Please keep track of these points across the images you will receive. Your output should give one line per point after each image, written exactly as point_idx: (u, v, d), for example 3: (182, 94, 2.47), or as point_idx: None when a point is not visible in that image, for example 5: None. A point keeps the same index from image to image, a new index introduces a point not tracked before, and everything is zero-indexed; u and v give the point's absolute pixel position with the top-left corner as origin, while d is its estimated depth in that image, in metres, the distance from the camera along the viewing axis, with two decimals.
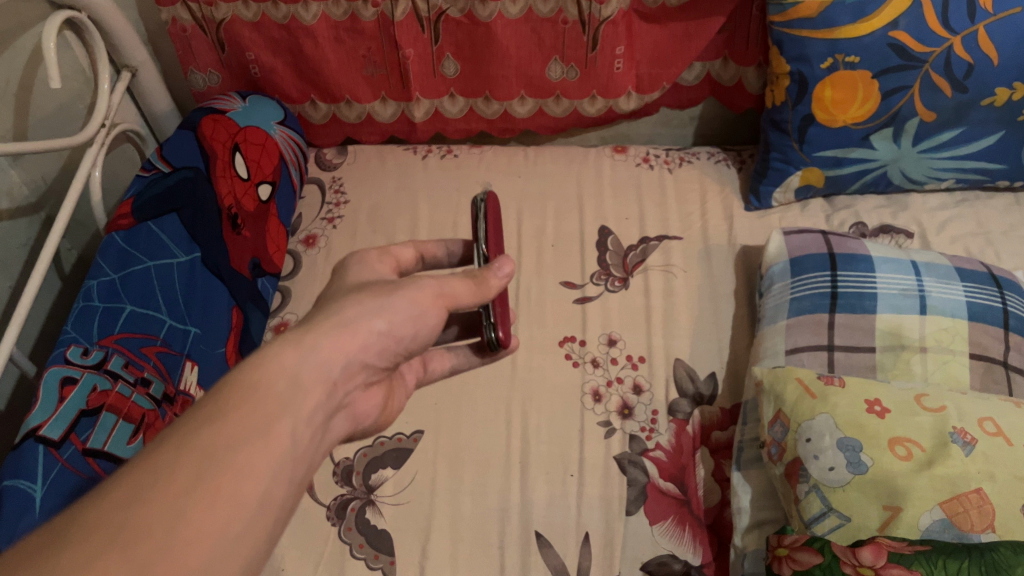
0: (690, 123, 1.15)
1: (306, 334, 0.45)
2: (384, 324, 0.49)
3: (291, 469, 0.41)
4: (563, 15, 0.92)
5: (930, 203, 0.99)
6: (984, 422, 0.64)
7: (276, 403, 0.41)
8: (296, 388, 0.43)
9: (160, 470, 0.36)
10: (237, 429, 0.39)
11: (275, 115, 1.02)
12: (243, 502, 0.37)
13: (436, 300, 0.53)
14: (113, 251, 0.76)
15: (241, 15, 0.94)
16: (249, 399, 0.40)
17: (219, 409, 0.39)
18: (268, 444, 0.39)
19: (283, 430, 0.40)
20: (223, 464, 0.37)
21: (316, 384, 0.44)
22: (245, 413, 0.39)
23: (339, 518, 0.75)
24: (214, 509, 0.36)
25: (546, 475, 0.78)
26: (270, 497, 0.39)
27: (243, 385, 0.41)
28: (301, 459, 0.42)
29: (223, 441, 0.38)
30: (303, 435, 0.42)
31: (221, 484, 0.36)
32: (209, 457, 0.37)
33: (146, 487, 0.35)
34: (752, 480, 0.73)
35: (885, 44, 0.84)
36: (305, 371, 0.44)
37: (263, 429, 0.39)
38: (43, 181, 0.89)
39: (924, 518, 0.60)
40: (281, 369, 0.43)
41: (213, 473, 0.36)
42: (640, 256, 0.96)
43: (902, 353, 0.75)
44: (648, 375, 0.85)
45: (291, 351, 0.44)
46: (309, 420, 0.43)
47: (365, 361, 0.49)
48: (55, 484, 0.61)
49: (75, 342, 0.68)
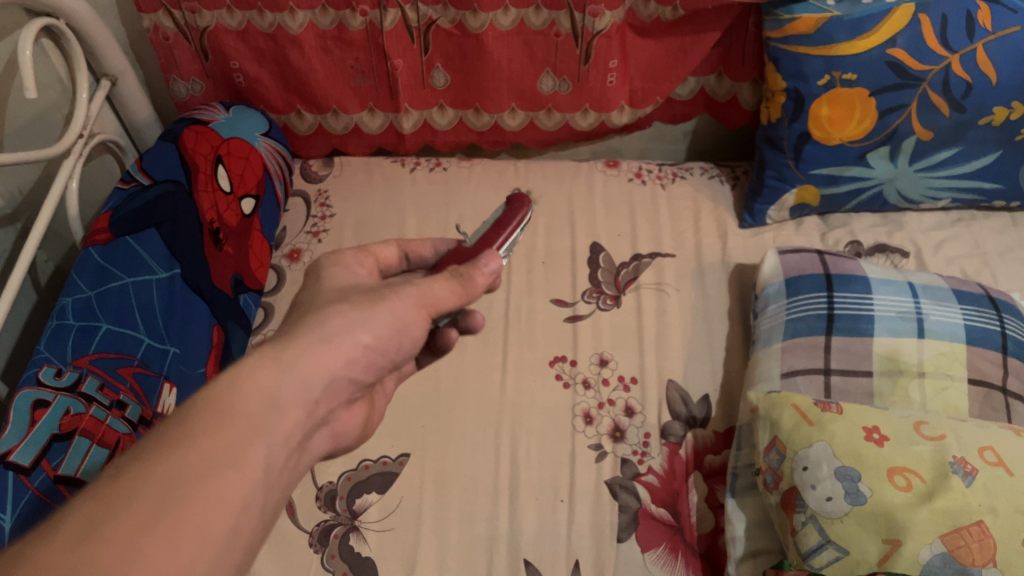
0: (683, 138, 1.14)
1: (288, 346, 0.43)
2: (370, 337, 0.47)
3: (261, 501, 0.37)
4: (555, 28, 0.91)
5: (926, 222, 0.98)
6: (984, 452, 0.62)
7: (249, 425, 0.38)
8: (274, 408, 0.40)
9: (118, 502, 0.32)
10: (206, 455, 0.35)
11: (259, 127, 0.99)
12: (209, 537, 0.33)
13: (419, 310, 0.50)
14: (89, 268, 0.74)
15: (226, 22, 0.91)
16: (226, 420, 0.37)
17: (187, 432, 0.36)
18: (241, 472, 0.36)
19: (258, 456, 0.37)
20: (190, 496, 0.34)
21: (295, 402, 0.41)
22: (216, 439, 0.36)
23: (322, 545, 0.72)
24: (178, 547, 0.32)
25: (536, 500, 0.75)
26: (239, 530, 0.35)
27: (214, 400, 0.38)
28: (275, 490, 0.39)
29: (191, 469, 0.34)
30: (280, 467, 0.39)
31: (186, 516, 0.33)
32: (173, 486, 0.33)
33: (98, 522, 0.31)
34: (746, 508, 0.71)
35: (882, 62, 0.83)
36: (284, 390, 0.41)
37: (235, 457, 0.36)
38: (19, 191, 0.85)
39: (925, 552, 0.58)
40: (257, 389, 0.39)
41: (176, 506, 0.33)
42: (632, 274, 0.95)
43: (900, 379, 0.74)
44: (640, 398, 0.83)
45: (269, 368, 0.41)
46: (286, 440, 0.40)
47: (352, 378, 0.47)
48: (25, 514, 0.58)
49: (47, 362, 0.66)
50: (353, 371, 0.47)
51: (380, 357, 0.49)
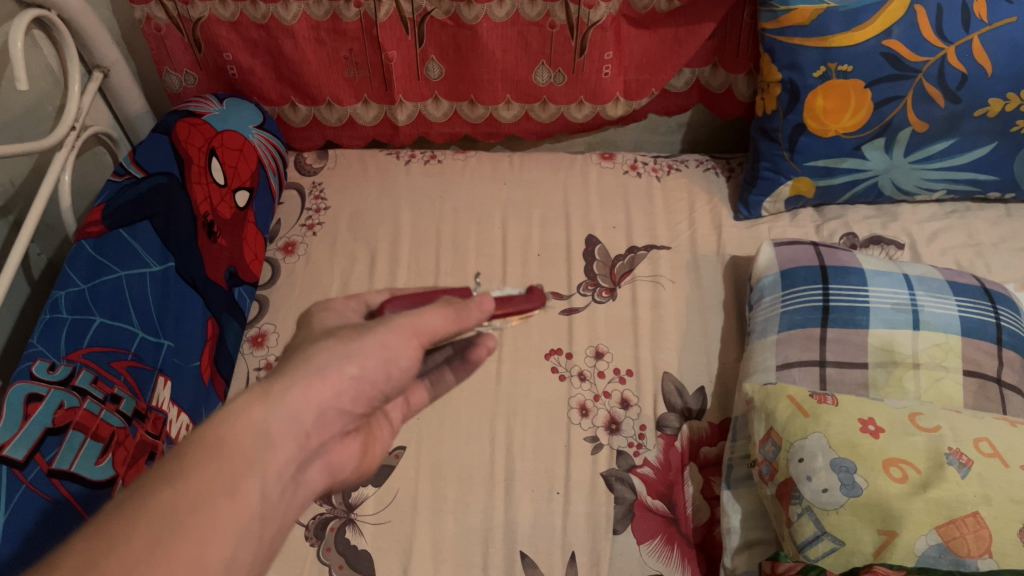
0: (678, 130, 1.14)
1: (277, 381, 0.41)
2: (357, 368, 0.44)
3: (257, 533, 0.37)
4: (550, 19, 0.90)
5: (920, 214, 0.98)
6: (979, 442, 0.62)
7: (242, 458, 0.37)
8: (265, 441, 0.38)
9: (116, 536, 0.32)
10: (200, 488, 0.35)
11: (253, 119, 0.98)
12: (206, 569, 0.33)
13: (409, 340, 0.46)
14: (82, 261, 0.73)
15: (219, 14, 0.90)
16: (218, 454, 0.36)
17: (180, 467, 0.35)
18: (235, 504, 0.36)
19: (251, 487, 0.37)
20: (185, 529, 0.33)
21: (286, 436, 0.40)
22: (209, 473, 0.35)
23: (318, 538, 0.72)
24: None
25: (531, 492, 0.75)
26: (236, 560, 0.35)
27: (206, 440, 0.37)
28: (272, 516, 0.38)
29: (185, 503, 0.34)
30: (273, 492, 0.38)
31: (182, 551, 0.33)
32: (168, 521, 0.33)
33: (98, 557, 0.31)
34: (742, 500, 0.71)
35: (878, 53, 0.83)
36: (274, 422, 0.39)
37: (229, 488, 0.36)
38: (11, 185, 0.84)
39: (920, 543, 0.58)
40: (248, 423, 0.38)
41: (172, 540, 0.33)
42: (627, 266, 0.94)
43: (895, 370, 0.74)
44: (635, 390, 0.83)
45: (259, 407, 0.39)
46: (279, 474, 0.39)
47: (341, 409, 0.44)
48: (19, 506, 0.57)
49: (41, 356, 0.65)
50: (341, 403, 0.44)
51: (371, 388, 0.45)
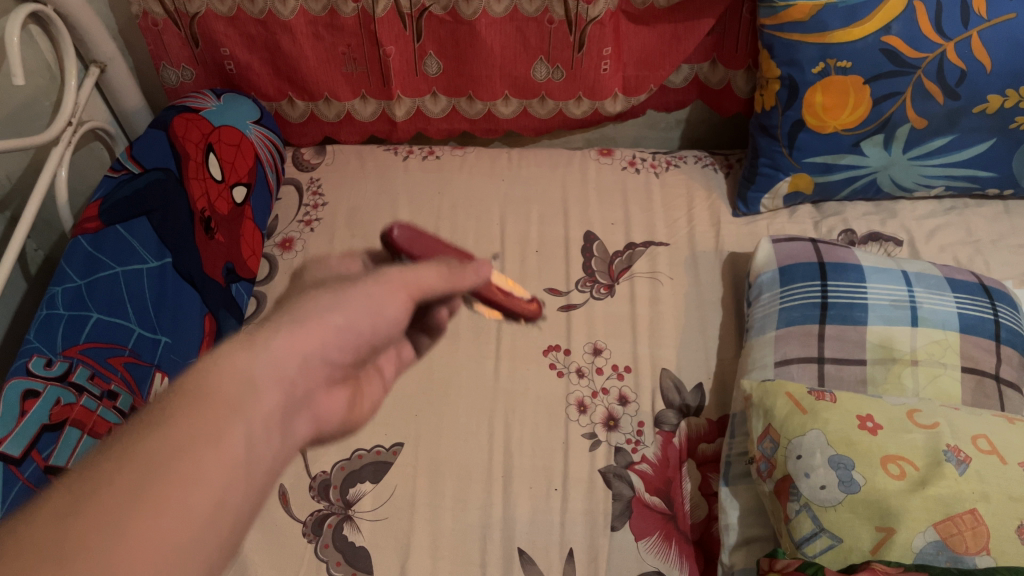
0: (677, 126, 1.14)
1: (259, 330, 0.39)
2: (344, 318, 0.43)
3: (246, 482, 0.33)
4: (549, 15, 0.90)
5: (919, 211, 0.98)
6: (978, 439, 0.62)
7: (228, 404, 0.34)
8: (249, 387, 0.36)
9: (98, 480, 0.30)
10: (184, 431, 0.32)
11: (251, 115, 0.98)
12: (191, 513, 0.30)
13: (401, 292, 0.48)
14: (79, 256, 0.72)
15: (216, 9, 0.90)
16: (204, 400, 0.34)
17: (164, 413, 0.33)
18: (222, 448, 0.33)
19: (240, 433, 0.34)
20: (169, 471, 0.31)
21: (273, 383, 0.37)
22: (194, 417, 0.33)
23: (316, 534, 0.72)
24: (156, 524, 0.29)
25: (530, 489, 0.75)
26: (226, 506, 0.32)
27: (191, 387, 0.34)
28: (264, 467, 0.35)
29: (169, 445, 0.31)
30: (263, 440, 0.35)
31: (167, 492, 0.30)
32: (152, 464, 0.30)
33: (77, 502, 0.29)
34: (740, 496, 0.71)
35: (877, 49, 0.83)
36: (260, 369, 0.37)
37: (215, 432, 0.33)
38: (7, 180, 0.84)
39: (918, 540, 0.58)
40: (232, 371, 0.36)
41: (155, 482, 0.30)
42: (626, 262, 0.94)
43: (893, 366, 0.74)
44: (633, 386, 0.83)
45: (242, 354, 0.37)
46: (269, 422, 0.36)
47: (327, 361, 0.42)
48: (16, 504, 0.57)
49: (37, 352, 0.64)
50: (328, 354, 0.42)
51: (358, 339, 0.44)
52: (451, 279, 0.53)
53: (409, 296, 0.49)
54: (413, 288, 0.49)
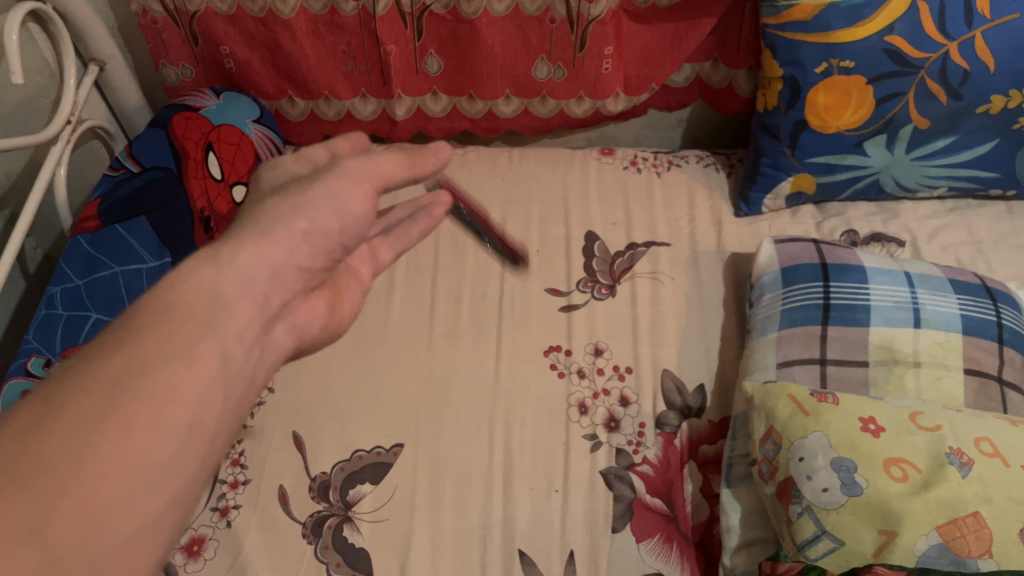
0: (678, 125, 1.13)
1: (222, 246, 0.37)
2: (307, 223, 0.40)
3: (221, 395, 0.33)
4: (550, 14, 0.89)
5: (921, 211, 0.98)
6: (980, 442, 0.62)
7: (196, 322, 0.33)
8: (219, 304, 0.35)
9: (66, 396, 0.29)
10: (152, 347, 0.31)
11: (250, 113, 0.96)
12: (164, 430, 0.30)
13: (364, 183, 0.43)
14: (78, 256, 0.74)
15: (216, 7, 0.89)
16: (170, 317, 0.32)
17: (132, 330, 0.32)
18: (192, 364, 0.32)
19: (211, 350, 0.33)
20: (137, 389, 0.30)
21: (244, 297, 0.36)
22: (162, 333, 0.32)
23: (316, 536, 0.72)
24: (127, 441, 0.29)
25: (530, 490, 0.75)
26: (202, 421, 0.32)
27: (156, 304, 0.33)
28: (237, 378, 0.35)
29: (137, 361, 0.30)
30: (236, 355, 0.34)
31: (135, 410, 0.29)
32: (119, 381, 0.30)
33: (47, 414, 0.29)
34: (741, 498, 0.71)
35: (880, 49, 0.82)
36: (227, 283, 0.35)
37: (185, 346, 0.32)
38: (6, 178, 0.84)
39: (920, 543, 0.58)
40: (198, 286, 0.34)
41: (123, 400, 0.29)
42: (627, 262, 0.94)
43: (896, 368, 0.74)
44: (634, 387, 0.82)
45: (207, 270, 0.35)
46: (241, 336, 0.35)
47: (299, 268, 0.40)
48: None
49: (36, 352, 0.66)
50: (299, 262, 0.40)
51: (327, 241, 0.41)
52: (414, 166, 0.46)
53: (375, 188, 0.44)
54: (377, 179, 0.44)
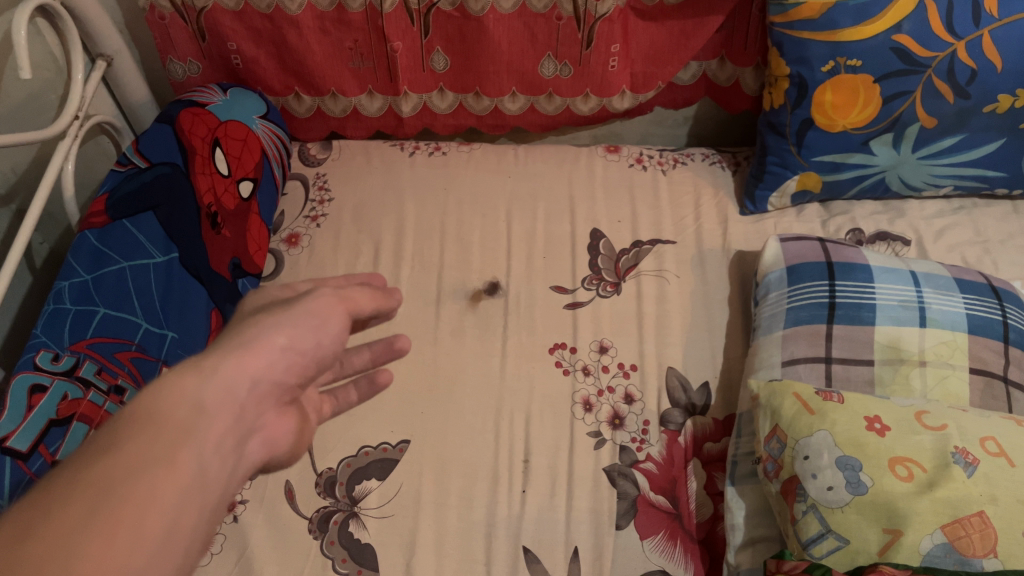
0: (684, 123, 1.13)
1: (206, 355, 0.39)
2: (285, 339, 0.43)
3: (197, 503, 0.35)
4: (557, 11, 0.89)
5: (928, 210, 0.98)
6: (986, 442, 0.62)
7: (179, 428, 0.36)
8: (200, 413, 0.37)
9: (52, 505, 0.31)
10: (134, 456, 0.33)
11: (257, 109, 0.97)
12: (144, 537, 0.32)
13: (336, 306, 0.47)
14: (86, 251, 0.73)
15: (223, 3, 0.90)
16: (152, 424, 0.35)
17: (113, 440, 0.34)
18: (174, 471, 0.34)
19: (190, 458, 0.35)
20: (122, 496, 0.32)
21: (222, 408, 0.38)
22: (143, 444, 0.34)
23: (322, 531, 0.72)
24: (112, 544, 0.31)
25: (535, 488, 0.75)
26: (180, 527, 0.34)
27: (139, 410, 0.35)
28: (215, 483, 0.37)
29: (120, 470, 0.33)
30: (213, 462, 0.37)
31: (120, 515, 0.31)
32: (107, 489, 0.32)
33: (31, 521, 0.30)
34: (746, 496, 0.71)
35: (888, 48, 0.82)
36: (208, 393, 0.38)
37: (166, 455, 0.34)
38: (13, 173, 0.84)
39: (925, 542, 0.58)
40: (180, 397, 0.36)
41: (109, 507, 0.31)
42: (632, 260, 0.94)
43: (901, 367, 0.74)
44: (639, 385, 0.83)
45: (192, 378, 0.37)
46: (218, 445, 0.37)
47: (275, 381, 0.42)
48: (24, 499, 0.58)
49: (44, 346, 0.65)
50: (277, 375, 0.42)
51: (303, 358, 0.44)
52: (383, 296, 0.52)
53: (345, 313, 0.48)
54: (347, 305, 0.48)
